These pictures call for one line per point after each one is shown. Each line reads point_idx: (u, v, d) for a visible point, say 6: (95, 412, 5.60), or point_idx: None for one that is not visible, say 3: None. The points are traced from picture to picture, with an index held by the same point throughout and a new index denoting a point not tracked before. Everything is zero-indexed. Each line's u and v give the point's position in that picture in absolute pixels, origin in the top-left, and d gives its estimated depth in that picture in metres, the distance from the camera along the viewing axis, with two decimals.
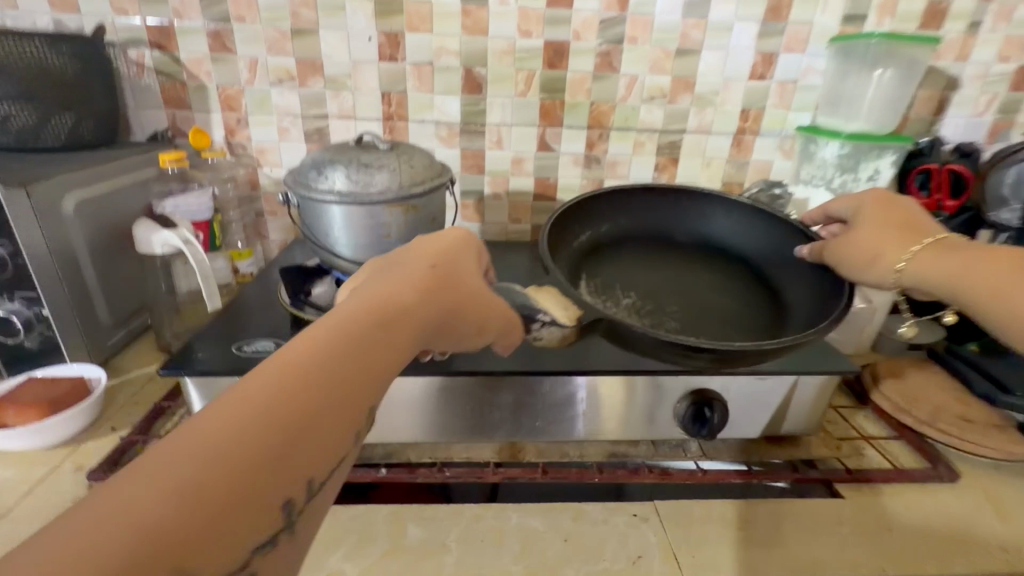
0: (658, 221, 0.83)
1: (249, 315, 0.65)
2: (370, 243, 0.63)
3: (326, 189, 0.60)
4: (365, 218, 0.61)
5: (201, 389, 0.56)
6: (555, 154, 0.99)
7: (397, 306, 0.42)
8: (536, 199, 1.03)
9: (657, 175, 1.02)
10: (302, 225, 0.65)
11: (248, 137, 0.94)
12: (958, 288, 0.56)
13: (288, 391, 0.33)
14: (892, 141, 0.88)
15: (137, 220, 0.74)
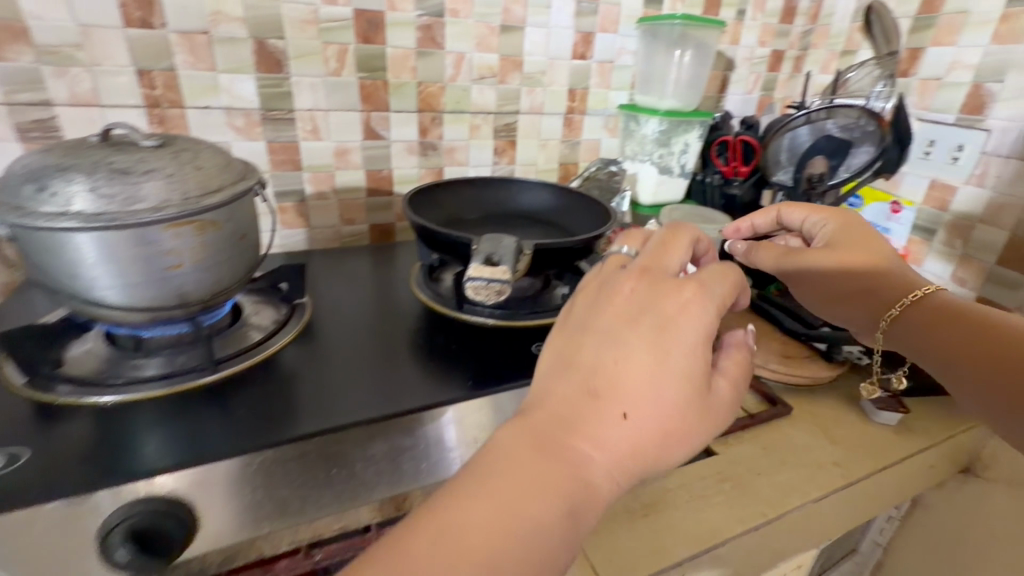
0: (455, 207, 0.78)
1: None
2: (151, 281, 0.45)
3: (60, 212, 0.40)
4: (136, 246, 0.43)
5: None
6: (385, 142, 0.87)
7: (590, 415, 0.40)
8: (370, 194, 0.90)
9: (497, 159, 0.98)
10: (31, 267, 0.44)
11: None
12: (928, 357, 0.57)
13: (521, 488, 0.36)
14: (696, 116, 0.97)
15: None
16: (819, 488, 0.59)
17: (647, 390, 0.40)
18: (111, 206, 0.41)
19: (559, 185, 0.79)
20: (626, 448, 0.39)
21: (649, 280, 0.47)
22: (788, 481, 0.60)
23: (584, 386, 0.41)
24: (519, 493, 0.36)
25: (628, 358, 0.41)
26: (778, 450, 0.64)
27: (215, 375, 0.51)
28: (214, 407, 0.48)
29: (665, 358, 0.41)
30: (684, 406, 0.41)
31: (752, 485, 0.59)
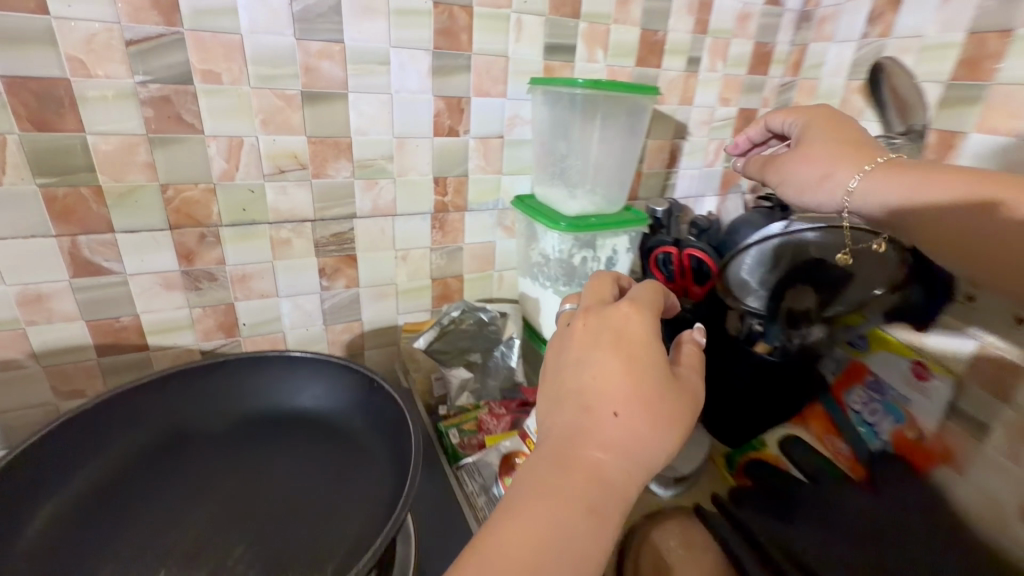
0: (168, 417, 0.47)
1: None
2: None
3: None
4: None
5: None
6: (117, 276, 0.55)
7: (603, 398, 0.44)
8: (102, 353, 0.57)
9: (329, 282, 0.65)
10: None
11: None
12: (924, 215, 0.43)
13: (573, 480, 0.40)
14: (625, 226, 0.66)
15: None
16: None
17: (627, 390, 0.44)
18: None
19: (357, 375, 0.48)
20: (619, 443, 0.42)
21: (621, 335, 0.47)
22: None
23: (600, 393, 0.44)
24: (583, 487, 0.40)
25: (599, 373, 0.45)
26: None
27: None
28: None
29: (641, 375, 0.45)
30: (650, 401, 0.43)
31: None
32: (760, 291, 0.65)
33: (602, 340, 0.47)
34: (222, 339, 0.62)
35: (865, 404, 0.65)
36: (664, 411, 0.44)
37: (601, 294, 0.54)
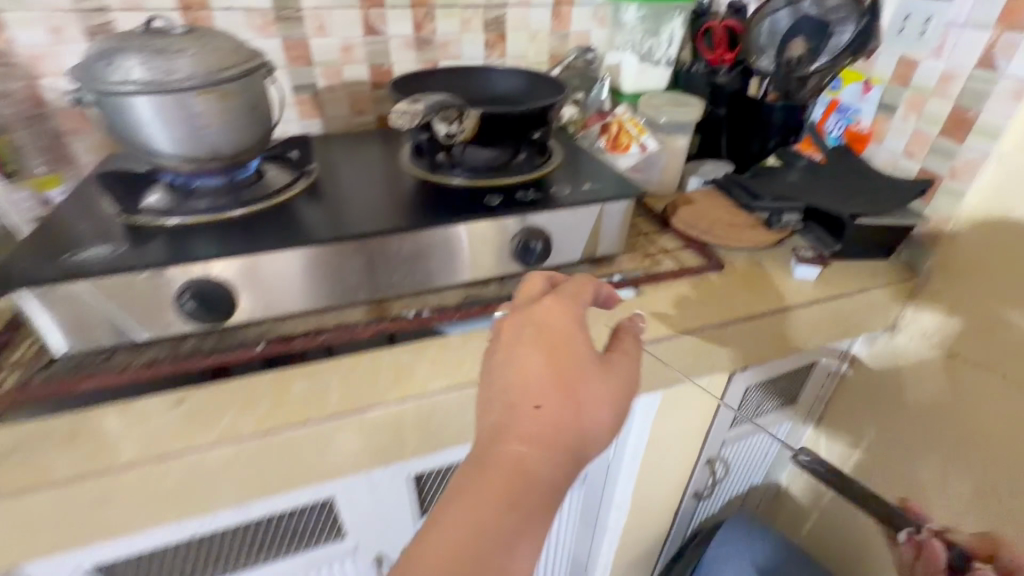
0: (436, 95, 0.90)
1: (74, 224, 0.64)
2: (190, 136, 0.63)
3: (121, 81, 0.58)
4: (177, 108, 0.60)
5: (64, 323, 0.56)
6: (384, 37, 0.98)
7: (513, 385, 0.43)
8: (373, 87, 1.02)
9: (489, 52, 1.05)
10: (110, 127, 0.63)
11: (11, 40, 0.80)
12: None
13: (527, 472, 0.39)
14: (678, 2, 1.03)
15: None
16: (721, 318, 0.73)
17: (550, 372, 0.44)
18: (159, 76, 0.58)
19: (530, 71, 0.88)
20: (539, 435, 0.41)
21: (547, 333, 0.46)
22: (699, 311, 0.74)
23: (520, 384, 0.43)
24: (506, 485, 0.39)
25: (523, 366, 0.44)
26: (691, 293, 0.77)
27: (246, 210, 0.68)
28: (226, 235, 0.63)
29: (569, 389, 0.44)
30: (562, 383, 0.44)
31: (665, 314, 0.73)
32: (771, 53, 0.95)
33: (538, 344, 0.45)
34: None
35: (834, 125, 0.96)
36: (597, 389, 0.45)
37: (530, 291, 0.52)
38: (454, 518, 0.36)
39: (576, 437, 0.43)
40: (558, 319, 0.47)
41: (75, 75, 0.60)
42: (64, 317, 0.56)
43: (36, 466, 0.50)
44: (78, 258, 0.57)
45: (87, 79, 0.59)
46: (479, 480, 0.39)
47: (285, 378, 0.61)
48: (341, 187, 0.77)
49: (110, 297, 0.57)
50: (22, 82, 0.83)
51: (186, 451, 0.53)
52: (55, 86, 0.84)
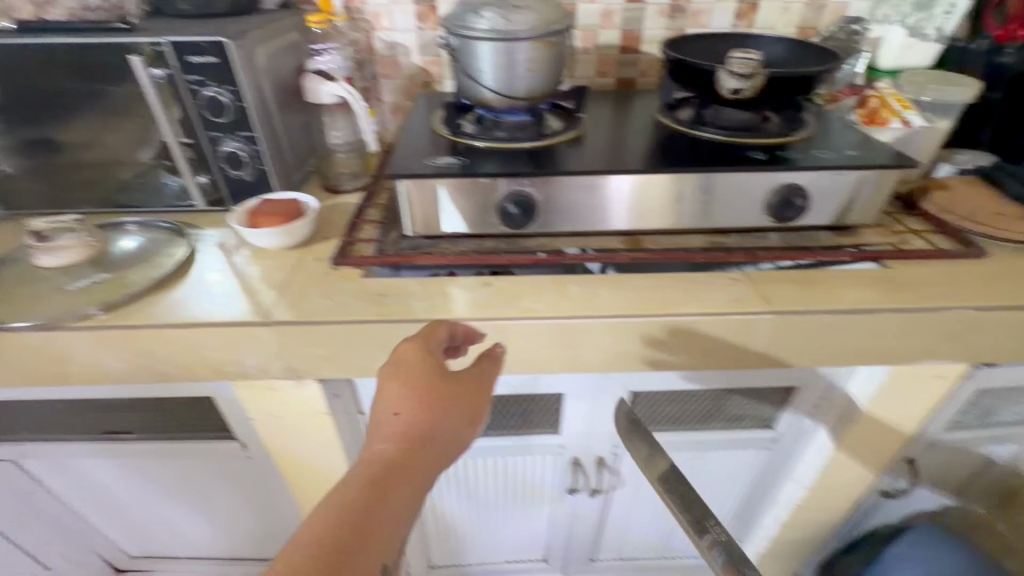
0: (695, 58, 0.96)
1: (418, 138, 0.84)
2: (518, 78, 0.78)
3: (484, 30, 0.73)
4: (517, 55, 0.75)
5: (417, 207, 0.76)
6: (642, 5, 1.06)
7: (412, 420, 0.54)
8: (621, 51, 1.11)
9: (737, 22, 1.08)
10: (458, 66, 0.80)
11: (364, 1, 1.03)
12: None
13: (371, 483, 0.49)
14: None
15: (308, 75, 0.89)
16: (984, 303, 0.71)
17: (415, 398, 0.55)
18: (513, 29, 0.73)
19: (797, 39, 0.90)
20: (402, 434, 0.54)
21: (404, 373, 0.56)
22: (957, 292, 0.72)
23: (394, 408, 0.55)
24: (401, 482, 0.50)
25: (389, 398, 0.55)
26: (946, 275, 0.75)
27: (536, 144, 0.81)
28: (529, 159, 0.77)
29: (421, 431, 0.54)
30: (446, 401, 0.56)
31: (917, 289, 0.73)
32: None
33: (410, 380, 0.56)
34: None
35: None
36: (456, 416, 0.56)
37: (435, 331, 0.60)
38: (320, 523, 0.45)
39: (442, 454, 0.55)
40: (418, 363, 0.56)
41: (445, 24, 0.76)
42: (419, 203, 0.76)
43: (404, 309, 0.69)
44: (434, 163, 0.75)
45: (455, 27, 0.76)
46: (328, 505, 0.47)
47: (562, 280, 0.74)
48: (607, 133, 0.88)
49: (452, 194, 0.74)
50: (364, 34, 1.07)
51: (499, 319, 0.68)
52: (384, 38, 1.07)
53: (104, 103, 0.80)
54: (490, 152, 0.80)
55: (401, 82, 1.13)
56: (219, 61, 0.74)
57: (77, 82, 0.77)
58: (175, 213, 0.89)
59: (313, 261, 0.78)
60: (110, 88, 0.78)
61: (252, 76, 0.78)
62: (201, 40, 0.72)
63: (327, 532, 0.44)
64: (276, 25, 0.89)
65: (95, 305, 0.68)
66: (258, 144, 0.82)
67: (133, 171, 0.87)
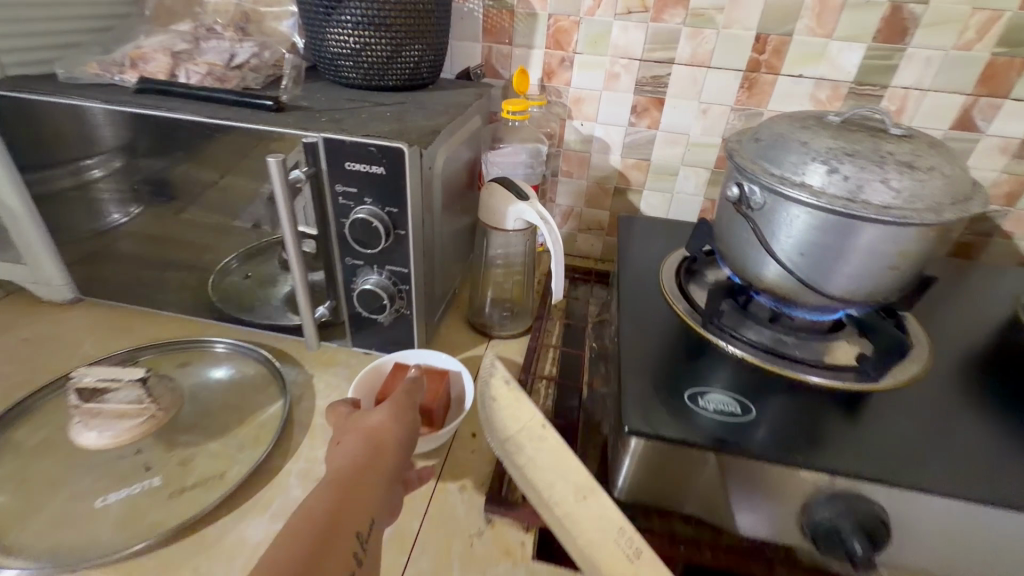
0: None
1: (646, 333, 0.54)
2: (872, 276, 0.44)
3: (851, 199, 0.40)
4: (892, 244, 0.42)
5: (645, 477, 0.43)
6: (977, 135, 0.70)
7: (370, 439, 0.44)
8: None
9: None
10: (756, 234, 0.47)
11: (567, 82, 0.78)
12: None
13: (322, 501, 0.38)
14: None
15: (490, 186, 0.63)
16: None
17: (362, 424, 0.46)
18: (913, 206, 0.39)
19: None
20: (350, 449, 0.43)
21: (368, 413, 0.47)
22: None
23: (340, 445, 0.44)
24: (352, 493, 0.40)
25: (339, 440, 0.45)
26: None
27: (826, 382, 0.47)
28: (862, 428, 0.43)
29: (387, 446, 0.44)
30: (383, 423, 0.46)
31: None
32: None
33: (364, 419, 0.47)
34: (999, 207, 0.74)
35: None
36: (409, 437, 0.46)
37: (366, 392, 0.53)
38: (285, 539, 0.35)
39: (396, 460, 0.44)
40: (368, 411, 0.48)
41: (743, 163, 0.46)
42: (651, 472, 0.43)
43: None
44: (695, 406, 0.45)
45: (784, 180, 0.43)
46: (288, 527, 0.36)
47: None
48: (966, 373, 0.51)
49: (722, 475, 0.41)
50: (555, 122, 0.81)
51: None
52: (579, 128, 0.81)
53: (224, 196, 0.59)
54: (775, 388, 0.47)
55: (586, 183, 0.86)
56: (388, 173, 0.49)
57: (195, 167, 0.57)
58: (280, 339, 0.66)
59: (454, 492, 0.51)
60: (235, 180, 0.57)
61: (422, 194, 0.53)
62: (370, 143, 0.48)
63: (288, 547, 0.34)
64: (461, 111, 0.64)
65: (133, 531, 0.44)
66: (406, 283, 0.57)
67: (241, 277, 0.65)
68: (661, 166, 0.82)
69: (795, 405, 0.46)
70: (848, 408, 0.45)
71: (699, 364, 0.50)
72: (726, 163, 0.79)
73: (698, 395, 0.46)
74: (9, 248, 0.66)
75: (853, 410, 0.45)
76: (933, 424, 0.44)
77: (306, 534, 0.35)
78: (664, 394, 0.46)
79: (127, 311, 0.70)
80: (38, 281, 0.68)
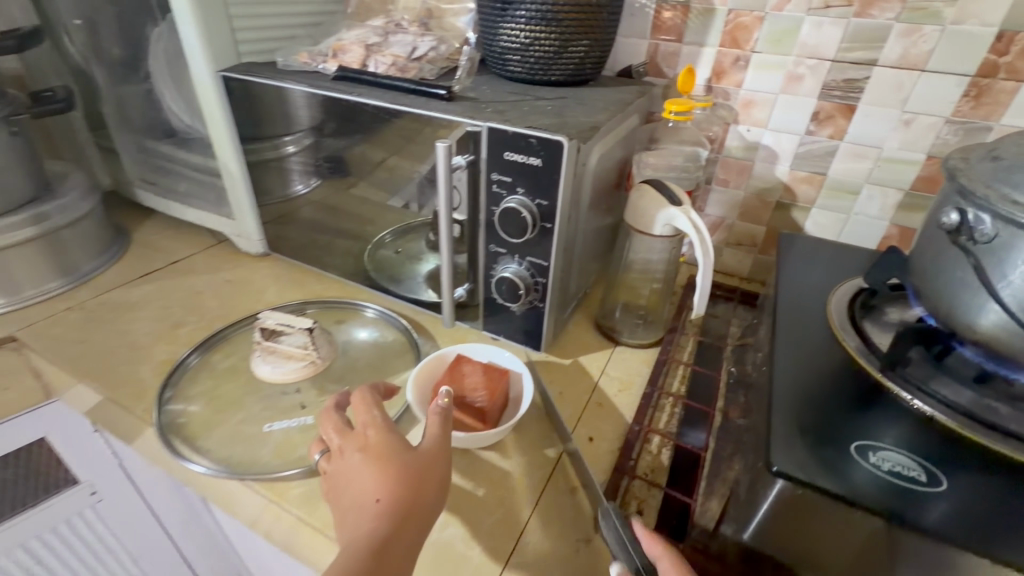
0: None
1: (800, 362, 0.48)
2: None
3: None
4: None
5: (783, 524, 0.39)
6: None
7: (378, 485, 0.39)
8: None
9: None
10: (972, 272, 0.39)
11: (739, 83, 0.72)
12: None
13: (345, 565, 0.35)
14: None
15: (642, 189, 0.60)
16: None
17: (362, 465, 0.41)
18: None
19: None
20: (360, 504, 0.39)
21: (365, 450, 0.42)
22: None
23: (349, 491, 0.40)
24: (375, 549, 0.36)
25: (346, 484, 0.41)
26: None
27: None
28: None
29: (404, 481, 0.39)
30: (388, 462, 0.41)
31: None
32: None
33: (370, 449, 0.41)
34: None
35: None
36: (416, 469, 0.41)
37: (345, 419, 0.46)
38: None
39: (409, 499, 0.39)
40: (371, 437, 0.42)
41: (970, 186, 0.38)
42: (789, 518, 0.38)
43: None
44: (855, 456, 0.39)
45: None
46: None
47: None
48: None
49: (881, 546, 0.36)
50: (717, 125, 0.76)
51: None
52: (745, 134, 0.74)
53: (392, 177, 0.65)
54: (973, 462, 0.39)
55: (742, 194, 0.79)
56: (544, 166, 0.50)
57: (373, 149, 0.63)
58: (418, 313, 0.71)
59: (565, 493, 0.50)
60: (403, 164, 0.62)
61: (574, 189, 0.53)
62: (532, 135, 0.49)
63: None
64: (621, 109, 0.63)
65: (288, 458, 0.50)
66: (545, 276, 0.57)
67: (391, 251, 0.71)
68: (839, 182, 0.71)
69: (998, 486, 0.37)
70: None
71: (871, 411, 0.43)
72: (928, 186, 0.66)
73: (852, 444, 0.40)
74: (225, 206, 0.80)
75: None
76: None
77: None
78: (817, 436, 0.41)
79: (301, 268, 0.80)
80: (240, 234, 0.81)
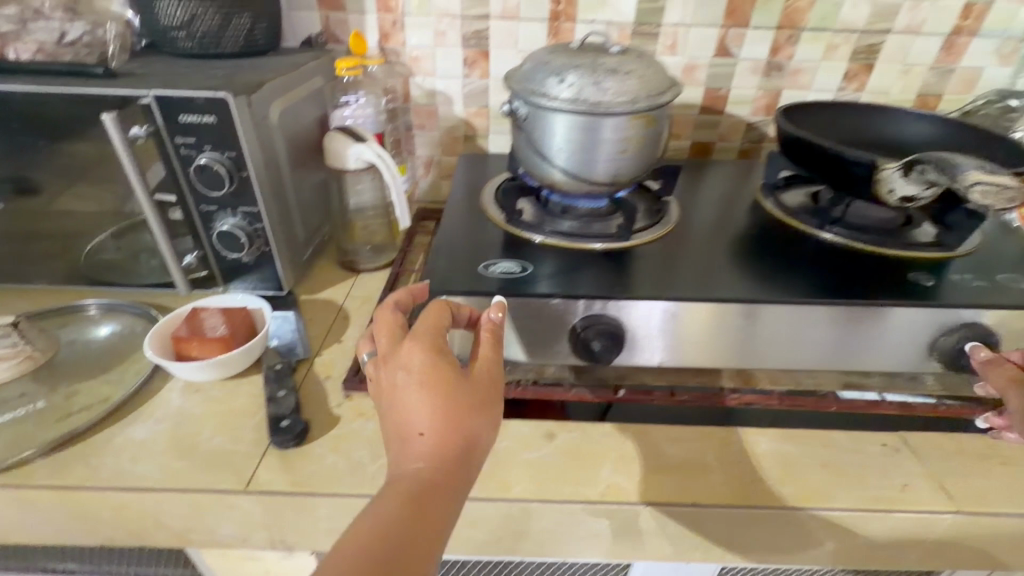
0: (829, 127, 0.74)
1: (462, 229, 0.66)
2: (602, 162, 0.58)
3: (565, 98, 0.55)
4: (606, 133, 0.56)
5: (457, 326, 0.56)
6: (733, 60, 0.88)
7: (446, 420, 0.39)
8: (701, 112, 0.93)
9: (844, 85, 0.90)
10: (523, 140, 0.61)
11: (402, 42, 0.87)
12: None
13: (399, 495, 0.36)
14: None
15: (329, 134, 0.71)
16: None
17: (424, 392, 0.40)
18: (607, 99, 0.54)
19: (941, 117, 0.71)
20: (436, 432, 0.39)
21: (433, 379, 0.40)
22: None
23: (399, 416, 0.40)
24: (418, 477, 0.37)
25: (412, 410, 0.40)
26: None
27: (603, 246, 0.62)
28: (621, 272, 0.58)
29: (454, 414, 0.40)
30: (445, 389, 0.40)
31: None
32: None
33: (409, 375, 0.41)
34: (762, 117, 0.93)
35: None
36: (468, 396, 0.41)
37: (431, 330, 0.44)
38: (353, 545, 0.33)
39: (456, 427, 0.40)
40: (420, 364, 0.41)
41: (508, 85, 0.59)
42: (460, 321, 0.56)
43: None
44: (486, 272, 0.58)
45: (528, 93, 0.57)
46: (366, 526, 0.35)
47: (652, 437, 0.54)
48: (702, 227, 0.68)
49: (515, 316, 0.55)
50: (398, 79, 0.91)
51: (571, 496, 0.48)
52: (422, 84, 0.91)
53: (75, 164, 0.64)
54: (560, 257, 0.61)
55: (438, 134, 0.96)
56: (219, 120, 0.57)
57: (41, 140, 0.62)
58: (154, 296, 0.71)
59: (321, 382, 0.60)
60: (83, 148, 0.62)
61: (258, 138, 0.62)
62: (197, 95, 0.56)
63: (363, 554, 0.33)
64: (297, 71, 0.72)
65: (22, 447, 0.50)
66: (261, 221, 0.65)
67: (117, 251, 0.70)
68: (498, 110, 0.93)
69: (571, 265, 0.59)
70: (613, 261, 0.60)
71: (505, 247, 0.62)
72: None
73: (490, 263, 0.59)
74: None
75: (616, 262, 0.60)
76: (675, 262, 0.61)
77: (380, 535, 0.34)
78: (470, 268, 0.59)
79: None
80: None
